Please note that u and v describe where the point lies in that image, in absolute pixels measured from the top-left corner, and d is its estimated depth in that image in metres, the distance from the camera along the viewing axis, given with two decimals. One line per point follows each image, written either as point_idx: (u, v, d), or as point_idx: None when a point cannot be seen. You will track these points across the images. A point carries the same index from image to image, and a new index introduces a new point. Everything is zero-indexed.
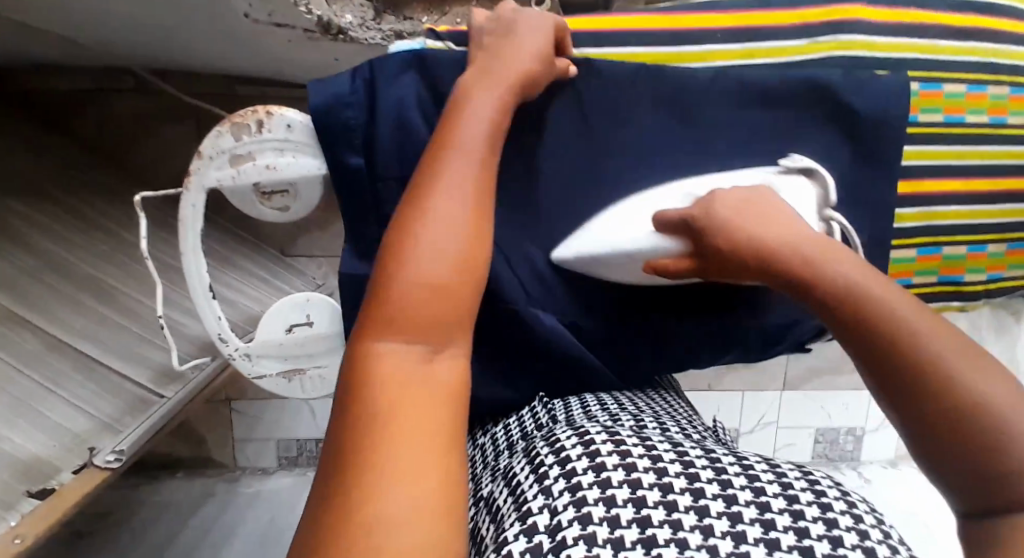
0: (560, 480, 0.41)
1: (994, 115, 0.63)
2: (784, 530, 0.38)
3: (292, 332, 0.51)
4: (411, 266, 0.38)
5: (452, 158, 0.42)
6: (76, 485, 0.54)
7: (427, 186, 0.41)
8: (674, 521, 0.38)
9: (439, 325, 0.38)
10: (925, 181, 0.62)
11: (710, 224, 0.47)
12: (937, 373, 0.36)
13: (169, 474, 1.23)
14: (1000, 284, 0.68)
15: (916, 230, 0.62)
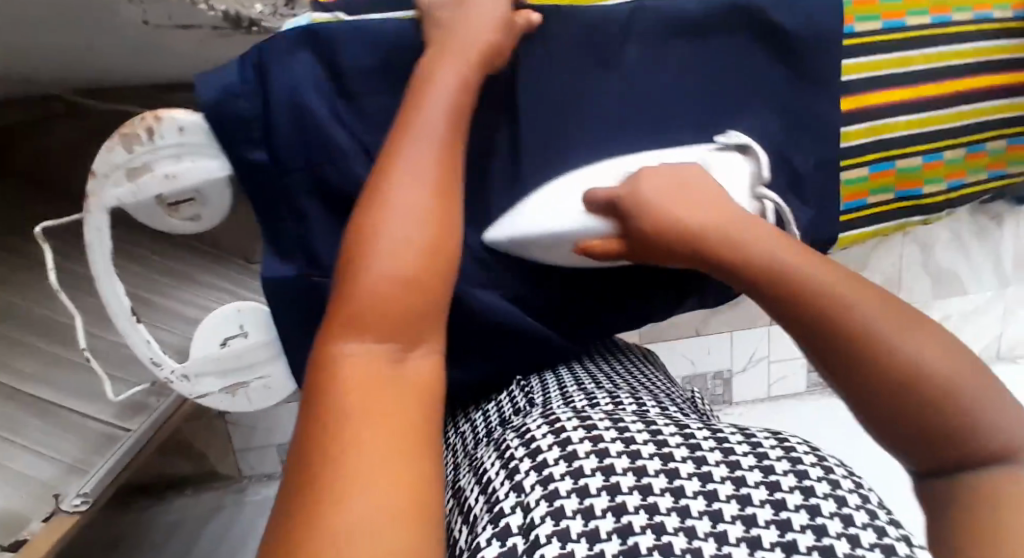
0: (530, 471, 0.41)
1: (936, 14, 0.58)
2: (755, 486, 0.40)
3: (228, 344, 0.50)
4: (375, 262, 0.37)
5: (407, 147, 0.40)
6: (45, 535, 0.55)
7: (383, 177, 0.39)
8: (644, 486, 0.39)
9: (407, 324, 0.36)
10: (868, 94, 0.56)
11: (639, 209, 0.46)
12: (876, 347, 0.37)
13: (175, 492, 1.21)
14: (961, 192, 0.62)
15: (865, 146, 0.57)
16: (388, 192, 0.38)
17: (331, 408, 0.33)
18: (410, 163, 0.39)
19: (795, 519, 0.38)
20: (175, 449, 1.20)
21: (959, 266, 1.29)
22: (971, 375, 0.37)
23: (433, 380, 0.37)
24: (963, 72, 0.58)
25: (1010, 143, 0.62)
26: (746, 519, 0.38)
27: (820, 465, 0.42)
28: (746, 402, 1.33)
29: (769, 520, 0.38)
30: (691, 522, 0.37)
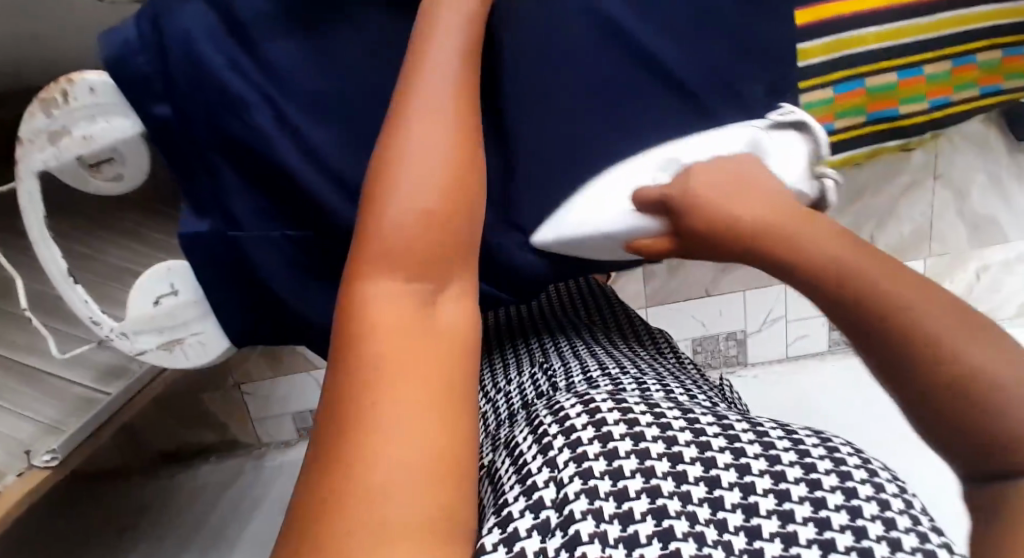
0: (564, 448, 0.41)
1: None
2: (795, 482, 0.37)
3: (161, 303, 0.50)
4: (391, 216, 0.36)
5: (436, 105, 0.39)
6: (15, 489, 0.60)
7: (393, 130, 0.38)
8: (679, 473, 0.38)
9: (429, 270, 0.37)
10: (827, 6, 0.50)
11: (688, 207, 0.44)
12: (922, 339, 0.32)
13: (202, 460, 1.28)
14: (948, 110, 0.56)
15: (826, 65, 0.52)
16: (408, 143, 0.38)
17: (362, 357, 0.33)
18: (432, 122, 0.39)
19: (835, 519, 0.35)
20: (197, 421, 1.25)
21: (999, 211, 1.18)
22: None
23: (463, 334, 0.36)
24: None
25: (1006, 54, 0.55)
26: (783, 515, 0.35)
27: (865, 465, 0.38)
28: (762, 364, 1.29)
29: (806, 517, 0.35)
30: (722, 515, 0.36)
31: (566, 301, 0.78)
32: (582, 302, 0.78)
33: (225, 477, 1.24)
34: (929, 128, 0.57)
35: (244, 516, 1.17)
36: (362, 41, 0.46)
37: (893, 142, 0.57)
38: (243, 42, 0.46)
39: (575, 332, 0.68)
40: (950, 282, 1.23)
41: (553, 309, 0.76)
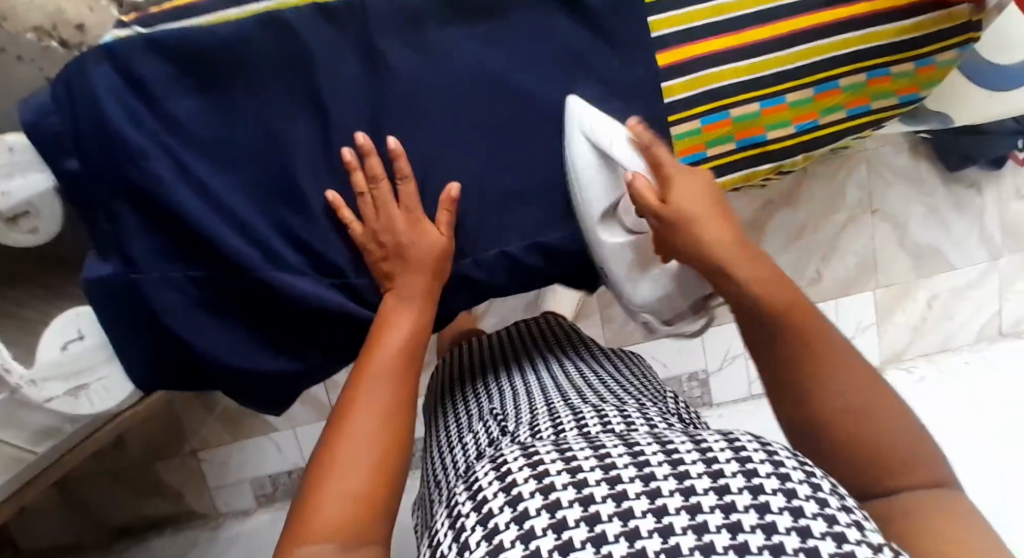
0: (477, 526, 0.40)
1: None
2: (704, 493, 0.38)
3: (69, 348, 0.52)
4: (333, 481, 0.43)
5: (371, 381, 0.48)
6: None
7: (345, 408, 0.47)
8: (590, 514, 0.37)
9: (355, 526, 0.41)
10: (689, 46, 0.52)
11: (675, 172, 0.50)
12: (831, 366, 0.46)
13: (156, 532, 1.25)
14: (817, 132, 0.58)
15: (694, 98, 0.53)
16: (350, 422, 0.46)
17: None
18: (373, 390, 0.48)
19: (746, 521, 0.36)
20: (151, 489, 1.24)
21: (940, 241, 1.21)
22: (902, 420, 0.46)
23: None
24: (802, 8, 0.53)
25: (869, 77, 0.57)
26: (698, 528, 0.36)
27: (770, 459, 0.40)
28: (727, 404, 1.28)
29: (720, 525, 0.36)
30: (640, 545, 0.35)
31: (514, 345, 0.81)
32: (539, 338, 0.82)
33: (178, 550, 1.21)
34: (801, 149, 0.59)
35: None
36: (255, 95, 0.49)
37: (761, 163, 0.59)
38: (146, 103, 0.49)
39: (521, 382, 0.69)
40: (902, 312, 1.24)
41: (516, 343, 0.81)
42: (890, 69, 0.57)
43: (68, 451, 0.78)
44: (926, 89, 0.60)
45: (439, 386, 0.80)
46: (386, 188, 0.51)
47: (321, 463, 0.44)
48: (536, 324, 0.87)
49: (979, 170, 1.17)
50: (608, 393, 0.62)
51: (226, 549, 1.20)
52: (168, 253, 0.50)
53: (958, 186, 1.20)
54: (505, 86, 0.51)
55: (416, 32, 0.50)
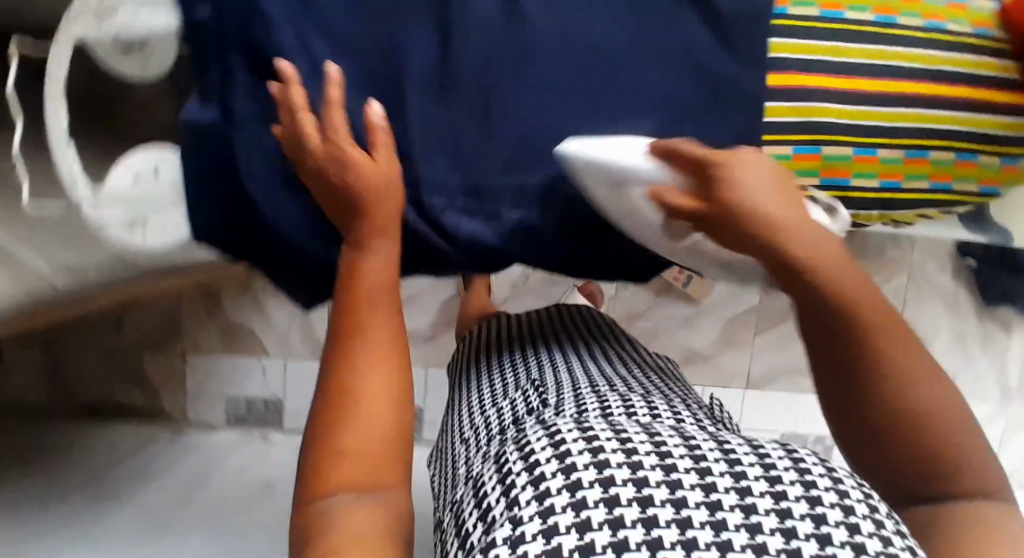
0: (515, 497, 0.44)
1: (879, 14, 0.56)
2: (725, 492, 0.41)
3: (138, 182, 0.54)
4: (348, 429, 0.45)
5: (375, 305, 0.50)
6: None
7: (350, 331, 0.49)
8: (610, 497, 0.40)
9: (375, 469, 0.45)
10: (805, 76, 0.54)
11: (732, 172, 0.48)
12: (881, 377, 0.47)
13: (122, 420, 1.23)
14: (896, 194, 0.60)
15: (793, 126, 0.56)
16: (364, 347, 0.48)
17: (325, 545, 0.41)
18: (385, 317, 0.50)
19: (765, 523, 0.38)
20: (132, 378, 1.25)
21: (959, 369, 1.21)
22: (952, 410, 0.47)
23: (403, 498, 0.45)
24: (912, 73, 0.56)
25: (958, 158, 0.59)
26: (716, 524, 0.38)
27: (795, 468, 0.42)
28: None
29: (738, 524, 0.38)
30: (655, 534, 0.38)
31: (541, 331, 0.85)
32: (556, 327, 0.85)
33: (138, 442, 1.18)
34: (879, 206, 0.60)
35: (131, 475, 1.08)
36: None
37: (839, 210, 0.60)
38: None
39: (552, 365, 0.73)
40: None
41: (542, 330, 0.84)
42: (978, 156, 0.59)
43: (78, 298, 0.77)
44: (1003, 185, 0.62)
45: (473, 363, 0.85)
46: (308, 117, 0.49)
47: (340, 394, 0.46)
48: (558, 314, 0.90)
49: (1014, 312, 1.18)
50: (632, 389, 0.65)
51: (184, 453, 1.16)
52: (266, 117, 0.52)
53: (988, 322, 1.21)
54: (620, 63, 0.54)
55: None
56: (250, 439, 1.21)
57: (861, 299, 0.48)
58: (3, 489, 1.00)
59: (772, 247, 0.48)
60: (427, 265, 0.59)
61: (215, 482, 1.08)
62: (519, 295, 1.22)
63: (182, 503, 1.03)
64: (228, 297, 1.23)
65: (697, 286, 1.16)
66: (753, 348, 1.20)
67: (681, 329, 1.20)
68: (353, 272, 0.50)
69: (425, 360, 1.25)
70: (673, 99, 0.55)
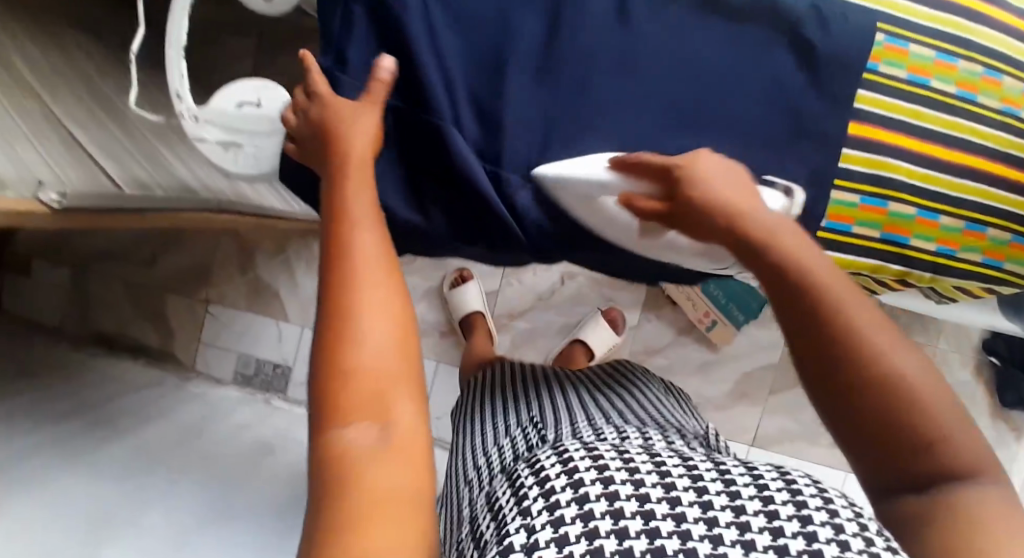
0: (538, 497, 0.46)
1: (962, 89, 0.58)
2: (721, 509, 0.43)
3: (241, 108, 0.56)
4: (360, 350, 0.43)
5: (357, 228, 0.47)
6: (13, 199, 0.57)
7: (343, 248, 0.46)
8: (615, 510, 0.43)
9: (378, 401, 0.42)
10: (879, 129, 0.57)
11: (696, 180, 0.52)
12: (868, 359, 0.44)
13: (129, 357, 1.23)
14: (949, 262, 0.62)
15: (864, 176, 0.58)
16: (361, 276, 0.45)
17: (350, 488, 0.38)
18: (369, 241, 0.47)
19: (759, 540, 0.41)
20: (151, 315, 1.27)
21: None
22: (942, 397, 0.44)
23: (422, 438, 0.42)
24: (985, 150, 0.58)
25: (1013, 239, 0.61)
26: (714, 539, 0.41)
27: (788, 489, 0.45)
28: None
29: (734, 539, 0.41)
30: (658, 543, 0.41)
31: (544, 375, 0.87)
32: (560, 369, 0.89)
33: (144, 380, 1.17)
34: (932, 271, 0.62)
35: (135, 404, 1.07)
36: None
37: (891, 267, 0.62)
38: None
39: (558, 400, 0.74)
40: None
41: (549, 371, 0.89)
42: None
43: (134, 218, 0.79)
44: None
45: (477, 405, 0.85)
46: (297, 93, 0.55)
47: (347, 312, 0.44)
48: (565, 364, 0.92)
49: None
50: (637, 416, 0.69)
51: (185, 399, 1.14)
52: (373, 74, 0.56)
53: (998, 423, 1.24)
54: (713, 86, 0.56)
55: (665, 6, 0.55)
56: (252, 399, 1.20)
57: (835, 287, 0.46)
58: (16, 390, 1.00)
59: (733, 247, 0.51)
60: (491, 239, 0.61)
61: (217, 430, 1.07)
62: (542, 308, 1.23)
63: (181, 443, 1.00)
64: (261, 258, 1.24)
65: (720, 332, 1.18)
66: (763, 408, 1.20)
67: (695, 374, 1.20)
68: (336, 206, 0.49)
69: (438, 354, 1.25)
70: (755, 132, 0.57)
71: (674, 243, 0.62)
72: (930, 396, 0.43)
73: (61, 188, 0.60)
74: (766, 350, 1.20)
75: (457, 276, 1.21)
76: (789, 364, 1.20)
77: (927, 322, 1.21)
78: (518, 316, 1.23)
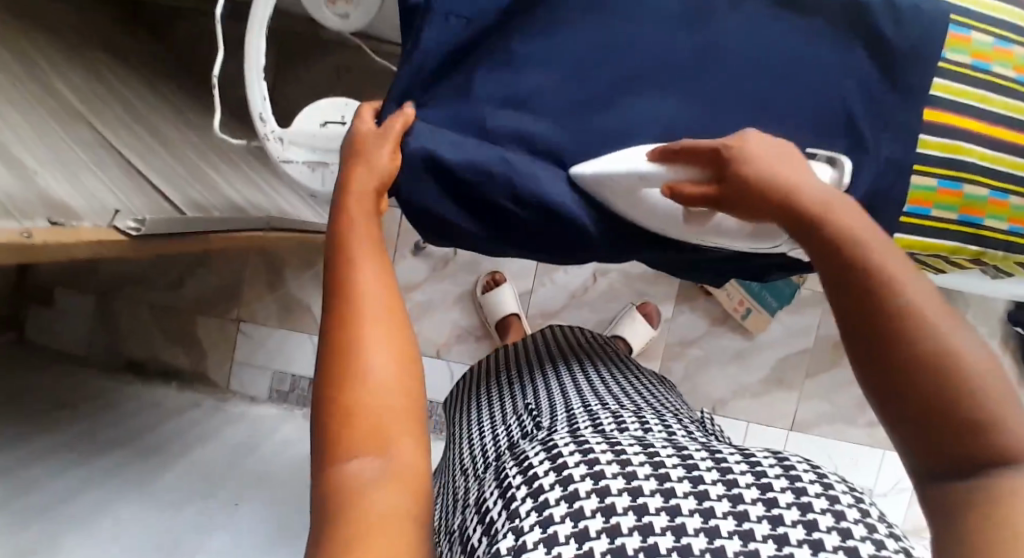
0: (527, 498, 0.44)
1: (1021, 73, 0.59)
2: (717, 499, 0.43)
3: (325, 126, 0.63)
4: (359, 387, 0.45)
5: (361, 269, 0.49)
6: (92, 231, 0.56)
7: (346, 287, 0.48)
8: (607, 506, 0.42)
9: (374, 432, 0.44)
10: (951, 114, 0.58)
11: (741, 155, 0.49)
12: (919, 325, 0.37)
13: (163, 381, 1.22)
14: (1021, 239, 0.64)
15: (940, 160, 0.59)
16: (365, 312, 0.48)
17: (351, 526, 0.40)
18: (371, 281, 0.49)
19: (758, 531, 0.41)
20: (180, 338, 1.26)
21: None
22: (995, 377, 0.36)
23: (424, 472, 0.45)
24: None
25: None
26: (710, 532, 0.41)
27: (785, 475, 0.45)
28: None
29: (731, 531, 0.41)
30: (652, 541, 0.40)
31: (538, 365, 0.87)
32: (546, 351, 0.92)
33: (182, 404, 1.15)
34: (1005, 248, 0.64)
35: (178, 429, 1.06)
36: None
37: (968, 247, 0.64)
38: None
39: (549, 388, 0.76)
40: None
41: (544, 348, 0.93)
42: None
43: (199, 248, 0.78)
44: None
45: (475, 396, 0.86)
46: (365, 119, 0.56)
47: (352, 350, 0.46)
48: (562, 336, 0.99)
49: None
50: (631, 403, 0.70)
51: (226, 420, 1.13)
52: (449, 101, 0.57)
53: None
54: (785, 88, 0.57)
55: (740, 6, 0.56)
56: (291, 416, 1.19)
57: (892, 255, 0.40)
58: (61, 422, 0.98)
59: (786, 230, 0.46)
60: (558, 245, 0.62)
61: (265, 451, 1.06)
62: (576, 306, 1.23)
63: (231, 466, 0.99)
64: (290, 272, 1.23)
65: (754, 321, 1.19)
66: (800, 392, 1.22)
67: (731, 362, 1.22)
68: (341, 233, 0.51)
69: (473, 358, 1.25)
70: (827, 128, 0.58)
71: (720, 228, 0.59)
72: (988, 373, 0.36)
73: (138, 215, 0.60)
74: (800, 335, 1.21)
75: (488, 280, 1.22)
76: (823, 347, 1.21)
77: (952, 298, 1.24)
78: (553, 317, 1.24)
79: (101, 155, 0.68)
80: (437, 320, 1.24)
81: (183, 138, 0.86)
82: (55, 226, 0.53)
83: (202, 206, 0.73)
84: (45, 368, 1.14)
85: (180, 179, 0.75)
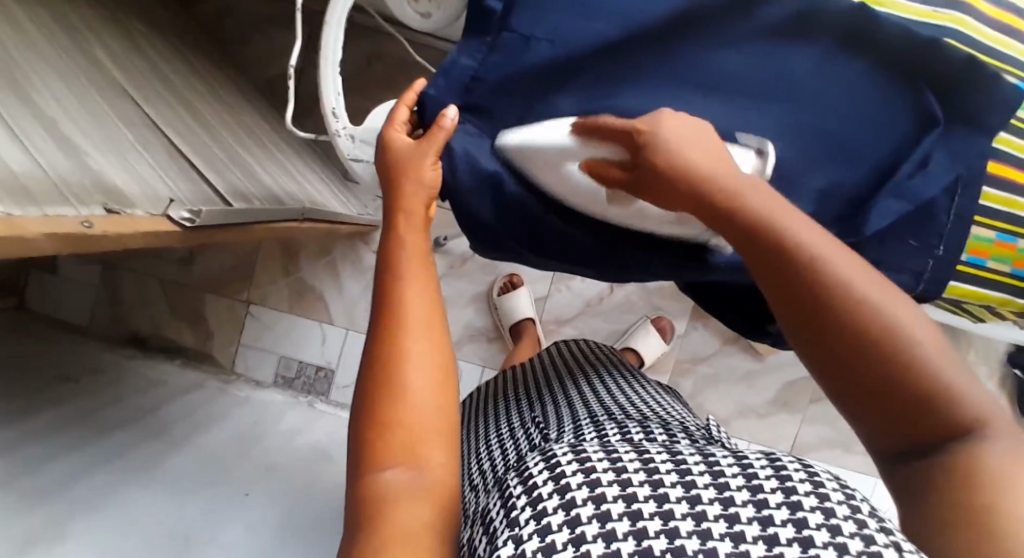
0: (521, 500, 0.37)
1: None
2: (709, 502, 0.34)
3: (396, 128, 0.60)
4: (401, 403, 0.44)
5: (400, 281, 0.48)
6: (148, 221, 0.55)
7: (385, 302, 0.47)
8: (603, 513, 0.34)
9: (411, 448, 0.43)
10: (1012, 169, 0.59)
11: (655, 143, 0.47)
12: (876, 324, 0.39)
13: (167, 357, 1.20)
14: None
15: (1001, 214, 0.60)
16: (404, 317, 0.46)
17: (382, 533, 0.39)
18: (415, 291, 0.48)
19: (749, 531, 0.33)
20: (186, 316, 1.24)
21: None
22: (946, 356, 0.40)
23: (451, 484, 0.43)
24: None
25: None
26: (703, 534, 0.33)
27: (775, 474, 0.35)
28: None
29: (722, 532, 0.33)
30: (646, 544, 0.32)
31: (551, 386, 0.86)
32: (558, 367, 0.92)
33: (187, 383, 1.13)
34: None
35: (183, 410, 1.04)
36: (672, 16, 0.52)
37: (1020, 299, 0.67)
38: None
39: (566, 405, 0.75)
40: None
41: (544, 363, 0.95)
42: None
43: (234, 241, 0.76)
44: None
45: (489, 410, 0.85)
46: (398, 130, 0.55)
47: (393, 367, 0.45)
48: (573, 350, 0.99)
49: None
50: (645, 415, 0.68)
51: (230, 403, 1.11)
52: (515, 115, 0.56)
53: None
54: (855, 132, 0.57)
55: (825, 45, 0.54)
56: (295, 403, 1.18)
57: (831, 254, 0.42)
58: (66, 397, 0.95)
59: (707, 223, 0.46)
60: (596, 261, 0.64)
61: (270, 440, 1.04)
62: (589, 315, 1.23)
63: (238, 452, 0.98)
64: (304, 257, 1.21)
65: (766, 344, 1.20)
66: (803, 416, 1.24)
67: (739, 382, 1.23)
68: (390, 250, 0.50)
69: (482, 358, 1.24)
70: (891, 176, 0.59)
71: (642, 214, 0.57)
72: (944, 357, 0.39)
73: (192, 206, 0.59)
74: None
75: (505, 282, 1.21)
76: None
77: (958, 336, 1.26)
78: (566, 323, 1.24)
79: (147, 135, 0.66)
80: (451, 316, 1.24)
81: (216, 117, 0.84)
82: (110, 215, 0.52)
83: (244, 196, 0.72)
84: (48, 336, 1.12)
85: (220, 163, 0.73)
